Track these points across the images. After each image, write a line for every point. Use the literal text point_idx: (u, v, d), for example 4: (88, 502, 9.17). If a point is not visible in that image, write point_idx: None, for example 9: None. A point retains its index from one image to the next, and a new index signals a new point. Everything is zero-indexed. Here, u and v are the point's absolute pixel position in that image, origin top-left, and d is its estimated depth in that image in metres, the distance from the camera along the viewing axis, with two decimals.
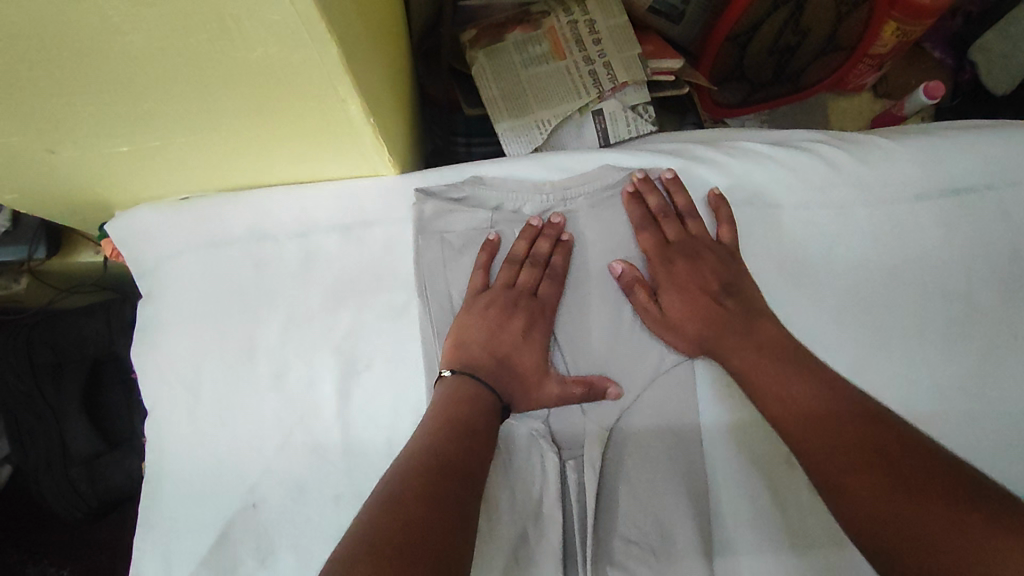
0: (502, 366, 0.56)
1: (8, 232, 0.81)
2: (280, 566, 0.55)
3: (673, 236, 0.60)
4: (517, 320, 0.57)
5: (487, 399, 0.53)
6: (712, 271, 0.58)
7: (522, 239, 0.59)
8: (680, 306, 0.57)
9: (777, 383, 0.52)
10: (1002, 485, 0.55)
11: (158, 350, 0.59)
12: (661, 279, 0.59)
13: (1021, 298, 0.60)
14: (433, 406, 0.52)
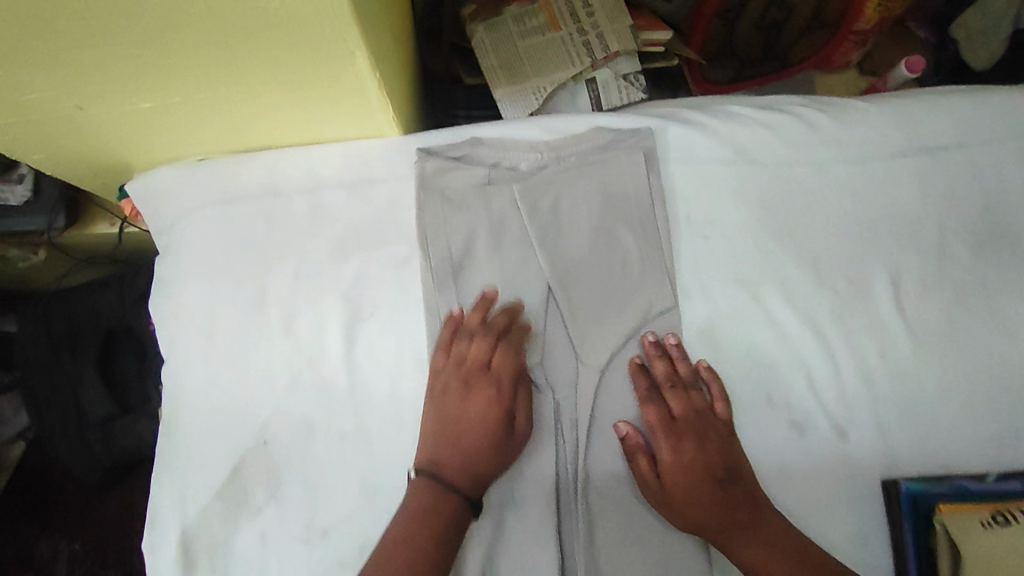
0: (469, 452, 0.57)
1: (29, 202, 0.84)
2: (289, 497, 0.59)
3: (680, 415, 0.58)
4: (473, 399, 0.58)
5: (456, 498, 0.55)
6: (718, 453, 0.57)
7: (475, 311, 0.60)
8: (681, 480, 0.56)
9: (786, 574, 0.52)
10: (958, 421, 0.61)
11: (174, 300, 0.63)
12: (670, 455, 0.57)
13: (991, 249, 0.63)
14: (400, 521, 0.54)
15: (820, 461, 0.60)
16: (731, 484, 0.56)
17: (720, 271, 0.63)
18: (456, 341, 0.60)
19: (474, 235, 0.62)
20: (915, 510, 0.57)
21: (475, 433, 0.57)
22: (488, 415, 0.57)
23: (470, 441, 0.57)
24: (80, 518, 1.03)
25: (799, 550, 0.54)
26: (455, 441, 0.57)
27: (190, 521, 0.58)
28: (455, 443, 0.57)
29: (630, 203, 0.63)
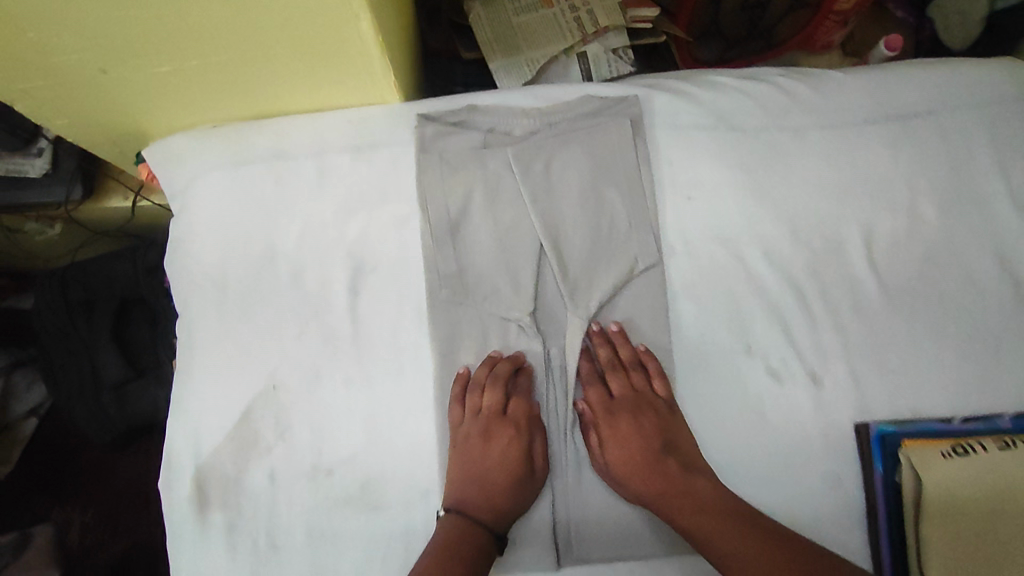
0: (493, 492, 0.60)
1: (48, 174, 0.89)
2: (297, 438, 0.63)
3: (618, 396, 0.64)
4: (494, 445, 0.62)
5: (482, 531, 0.58)
6: (654, 429, 0.62)
7: (481, 367, 0.63)
8: (619, 453, 0.62)
9: (727, 542, 0.56)
10: (924, 369, 0.65)
11: (188, 256, 0.67)
12: (608, 432, 0.63)
13: (957, 209, 0.67)
14: (429, 553, 0.56)
15: (797, 406, 0.64)
16: (666, 455, 0.61)
17: (702, 229, 0.67)
18: (469, 394, 0.63)
19: (471, 195, 0.66)
20: (885, 449, 0.61)
21: (499, 478, 0.61)
22: (509, 457, 0.61)
23: (493, 482, 0.61)
24: (93, 488, 1.06)
25: (759, 527, 0.56)
26: (481, 484, 0.61)
27: (203, 461, 0.63)
28: (480, 487, 0.60)
29: (617, 166, 0.67)
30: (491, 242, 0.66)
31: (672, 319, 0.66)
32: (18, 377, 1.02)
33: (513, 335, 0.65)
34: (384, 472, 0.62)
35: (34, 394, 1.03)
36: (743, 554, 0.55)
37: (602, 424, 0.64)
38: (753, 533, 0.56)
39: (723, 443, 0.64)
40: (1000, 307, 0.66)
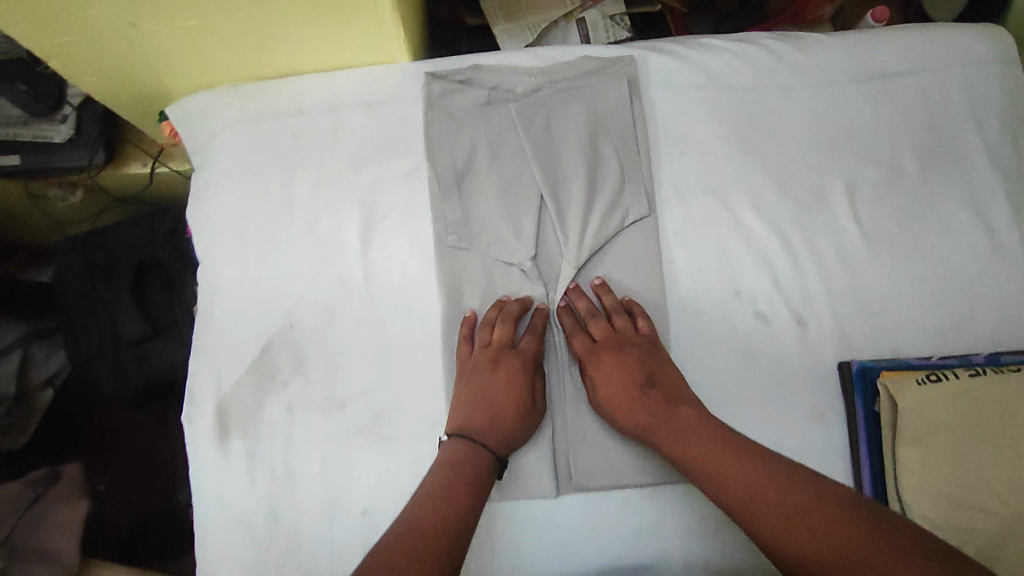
0: (497, 419, 0.62)
1: (72, 139, 0.93)
2: (311, 372, 0.67)
3: (601, 339, 0.65)
4: (500, 372, 0.64)
5: (486, 454, 0.60)
6: (636, 363, 0.63)
7: (492, 308, 0.67)
8: (607, 392, 0.63)
9: (715, 458, 0.55)
10: (903, 312, 0.69)
11: (209, 206, 0.71)
12: (593, 372, 0.64)
13: (936, 163, 0.71)
14: (435, 472, 0.59)
15: (782, 346, 0.68)
16: (650, 388, 0.62)
17: (694, 181, 0.71)
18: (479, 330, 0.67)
19: (475, 149, 0.70)
20: (865, 381, 0.65)
21: (504, 407, 0.63)
22: (514, 388, 0.63)
23: (498, 410, 0.63)
24: (113, 450, 1.14)
25: (742, 444, 0.56)
26: (486, 411, 0.63)
27: (224, 394, 0.67)
28: (486, 414, 0.63)
29: (613, 121, 0.71)
30: (495, 192, 0.69)
31: (666, 264, 0.69)
32: (36, 348, 1.06)
33: (515, 279, 0.69)
34: (394, 405, 0.67)
35: (51, 364, 1.08)
36: (722, 471, 0.54)
37: (589, 367, 0.65)
38: (739, 450, 0.55)
39: (714, 381, 0.67)
40: (976, 255, 0.69)
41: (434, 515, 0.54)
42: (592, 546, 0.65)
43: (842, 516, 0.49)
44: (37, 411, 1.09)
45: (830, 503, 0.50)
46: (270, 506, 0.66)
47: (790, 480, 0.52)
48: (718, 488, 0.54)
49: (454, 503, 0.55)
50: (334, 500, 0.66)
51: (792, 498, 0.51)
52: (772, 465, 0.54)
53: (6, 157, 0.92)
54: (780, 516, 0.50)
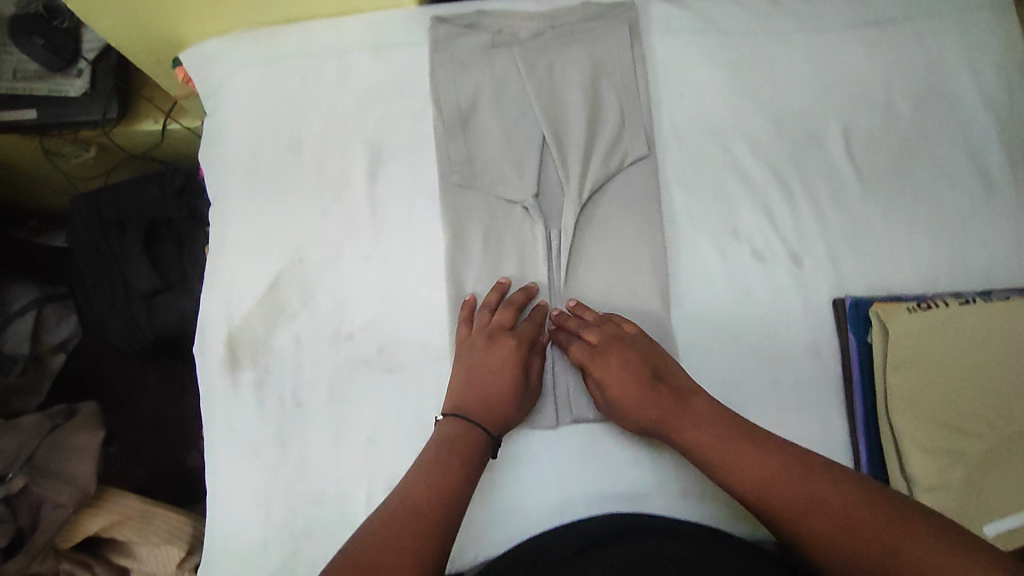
0: (494, 395, 0.61)
1: (87, 94, 0.95)
2: (319, 306, 0.69)
3: (597, 337, 0.63)
4: (498, 350, 0.63)
5: (482, 427, 0.59)
6: (639, 359, 0.61)
7: (491, 293, 0.66)
8: (617, 394, 0.61)
9: (732, 457, 0.54)
10: (901, 251, 0.69)
11: (221, 146, 0.73)
12: (597, 374, 0.62)
13: (932, 107, 0.73)
14: (430, 448, 0.57)
15: (782, 283, 0.69)
16: (656, 383, 0.60)
17: (692, 124, 0.73)
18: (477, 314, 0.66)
19: (479, 90, 0.72)
20: (858, 314, 0.66)
21: (500, 385, 0.61)
22: (511, 366, 0.62)
23: (494, 387, 0.61)
24: (126, 409, 1.19)
25: (749, 435, 0.55)
26: (483, 388, 0.61)
27: (234, 325, 0.69)
28: (483, 388, 0.61)
29: (614, 66, 0.73)
30: (497, 132, 0.71)
31: (665, 203, 0.71)
32: (50, 312, 1.13)
33: (517, 217, 0.70)
34: (398, 337, 0.68)
35: (64, 328, 1.16)
36: (736, 466, 0.53)
37: (595, 371, 0.62)
38: (749, 444, 0.54)
39: (713, 316, 0.68)
40: (970, 197, 0.71)
41: (430, 490, 0.53)
42: (589, 474, 0.66)
43: (852, 497, 0.48)
44: (48, 373, 1.14)
45: (841, 484, 0.50)
46: (277, 433, 0.67)
47: (804, 467, 0.51)
48: (732, 484, 0.54)
49: (451, 478, 0.54)
50: (339, 428, 0.66)
51: (804, 486, 0.50)
52: (783, 452, 0.53)
53: (22, 109, 0.94)
54: (794, 508, 0.49)
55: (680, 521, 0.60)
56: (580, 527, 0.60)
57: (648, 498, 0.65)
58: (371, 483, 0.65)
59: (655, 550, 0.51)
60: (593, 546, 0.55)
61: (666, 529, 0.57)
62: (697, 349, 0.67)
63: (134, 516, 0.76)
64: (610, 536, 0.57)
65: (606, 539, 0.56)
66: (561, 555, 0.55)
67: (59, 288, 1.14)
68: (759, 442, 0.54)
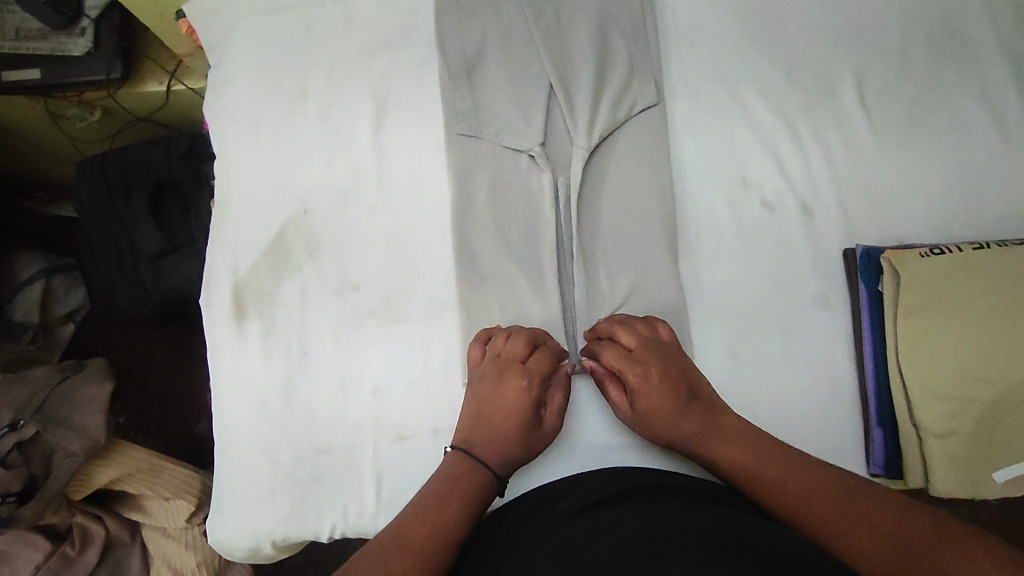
0: (496, 437, 0.59)
1: (91, 54, 0.95)
2: (325, 257, 0.69)
3: (637, 343, 0.61)
4: (506, 389, 0.60)
5: (482, 471, 0.58)
6: (678, 373, 0.60)
7: (512, 327, 0.64)
8: (651, 405, 0.59)
9: (772, 472, 0.54)
10: (915, 200, 0.68)
11: (225, 96, 0.73)
12: (635, 383, 0.60)
13: (946, 53, 0.72)
14: (431, 483, 0.58)
15: (791, 231, 0.68)
16: (694, 398, 0.59)
17: (702, 73, 0.72)
18: (493, 342, 0.63)
19: (486, 39, 0.71)
20: (869, 261, 0.65)
21: (504, 430, 0.59)
22: (513, 406, 0.60)
23: (498, 428, 0.60)
24: (133, 379, 1.19)
25: (782, 451, 0.56)
26: (487, 431, 0.60)
27: (241, 276, 0.68)
28: (487, 428, 0.60)
29: (621, 15, 0.72)
30: (504, 82, 0.71)
31: (674, 153, 0.70)
32: (59, 282, 1.15)
33: (523, 166, 0.69)
34: (405, 289, 0.67)
35: (73, 298, 1.17)
36: (775, 478, 0.54)
37: (632, 380, 0.60)
38: (785, 458, 0.55)
39: (720, 265, 0.67)
40: (986, 144, 0.70)
41: (425, 526, 0.54)
42: (595, 426, 0.64)
43: (898, 510, 0.50)
44: (58, 343, 1.16)
45: (880, 497, 0.51)
46: (285, 384, 0.66)
47: (847, 483, 0.53)
48: (768, 497, 0.54)
49: (444, 514, 0.55)
50: (347, 378, 0.66)
51: (850, 501, 0.51)
52: (822, 468, 0.54)
53: (25, 69, 0.94)
54: (838, 513, 0.51)
55: (685, 478, 0.58)
56: (590, 480, 0.58)
57: (650, 449, 0.63)
58: (379, 433, 0.65)
59: (677, 513, 0.48)
60: (603, 504, 0.53)
61: (686, 493, 0.55)
62: (705, 298, 0.66)
63: (143, 468, 0.76)
64: (622, 495, 0.54)
65: (619, 498, 0.54)
66: (571, 509, 0.53)
67: (67, 260, 1.16)
68: (794, 457, 0.55)
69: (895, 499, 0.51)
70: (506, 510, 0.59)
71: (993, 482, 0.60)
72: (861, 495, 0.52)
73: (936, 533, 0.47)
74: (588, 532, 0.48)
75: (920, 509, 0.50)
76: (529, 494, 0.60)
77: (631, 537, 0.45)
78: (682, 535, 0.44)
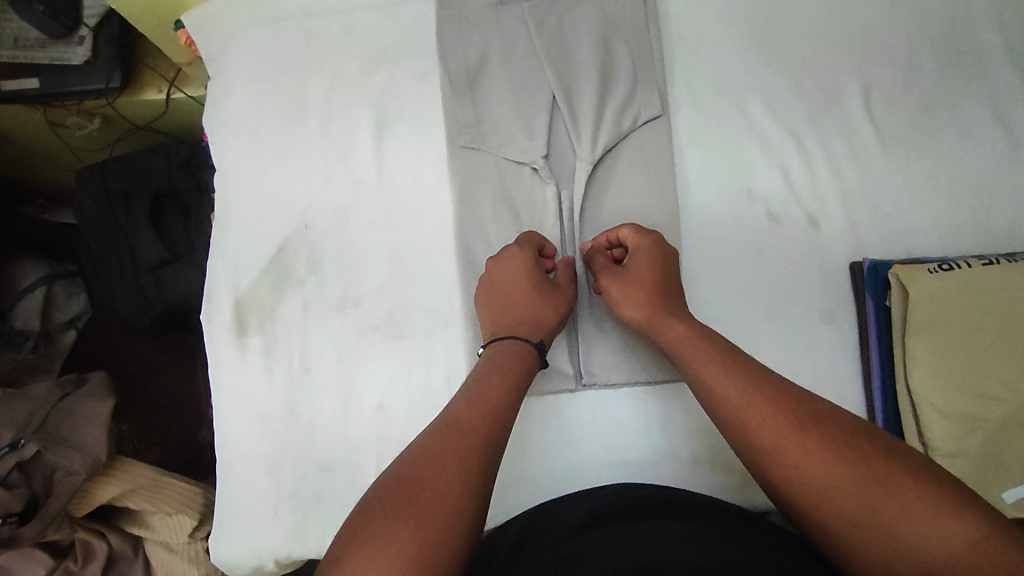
0: (520, 306, 0.61)
1: (90, 63, 0.94)
2: (327, 272, 0.68)
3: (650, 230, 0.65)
4: (507, 261, 0.62)
5: (521, 343, 0.58)
6: (674, 264, 0.62)
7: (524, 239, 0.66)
8: (644, 267, 0.61)
9: (724, 367, 0.53)
10: (923, 212, 0.68)
11: (224, 109, 0.72)
12: (642, 247, 0.62)
13: (954, 63, 0.71)
14: (472, 372, 0.56)
15: (797, 245, 0.67)
16: (674, 288, 0.61)
17: (707, 83, 0.71)
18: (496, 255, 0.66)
19: (487, 48, 0.71)
20: (876, 276, 0.64)
21: (529, 300, 0.61)
22: (522, 272, 0.61)
23: (520, 300, 0.61)
24: (134, 388, 1.18)
25: (739, 356, 0.54)
26: (507, 303, 0.61)
27: (242, 292, 0.68)
28: (510, 305, 0.61)
29: (625, 25, 0.71)
30: (507, 92, 0.70)
31: (679, 164, 0.69)
32: (59, 289, 1.14)
33: (526, 179, 0.69)
34: (406, 304, 0.66)
35: (74, 305, 1.17)
36: (725, 382, 0.52)
37: (641, 242, 0.63)
38: (744, 362, 0.53)
39: (725, 278, 0.66)
40: (995, 154, 0.69)
41: (476, 416, 0.51)
42: (597, 443, 0.65)
43: (792, 435, 0.47)
44: (60, 351, 1.15)
45: (785, 414, 0.48)
46: (286, 401, 0.66)
47: (751, 399, 0.50)
48: (718, 390, 0.52)
49: (492, 400, 0.53)
50: (349, 395, 0.65)
51: (740, 422, 0.50)
52: (742, 377, 0.52)
53: (24, 79, 0.93)
54: (790, 414, 0.48)
55: (693, 495, 0.58)
56: (594, 498, 0.58)
57: (655, 466, 0.64)
58: (381, 451, 0.64)
59: (701, 533, 0.48)
60: (607, 520, 0.52)
61: (687, 510, 0.54)
62: (710, 311, 0.65)
63: (146, 484, 0.76)
64: (637, 505, 0.55)
65: (622, 514, 0.53)
66: (572, 526, 0.53)
67: (69, 267, 1.16)
68: (755, 365, 0.53)
69: (805, 417, 0.48)
70: (513, 521, 0.59)
71: (1002, 502, 0.57)
72: (825, 407, 0.49)
73: (813, 472, 0.45)
74: (580, 551, 0.47)
75: (837, 434, 0.47)
76: (531, 510, 0.60)
77: (631, 540, 0.47)
78: (689, 537, 0.47)
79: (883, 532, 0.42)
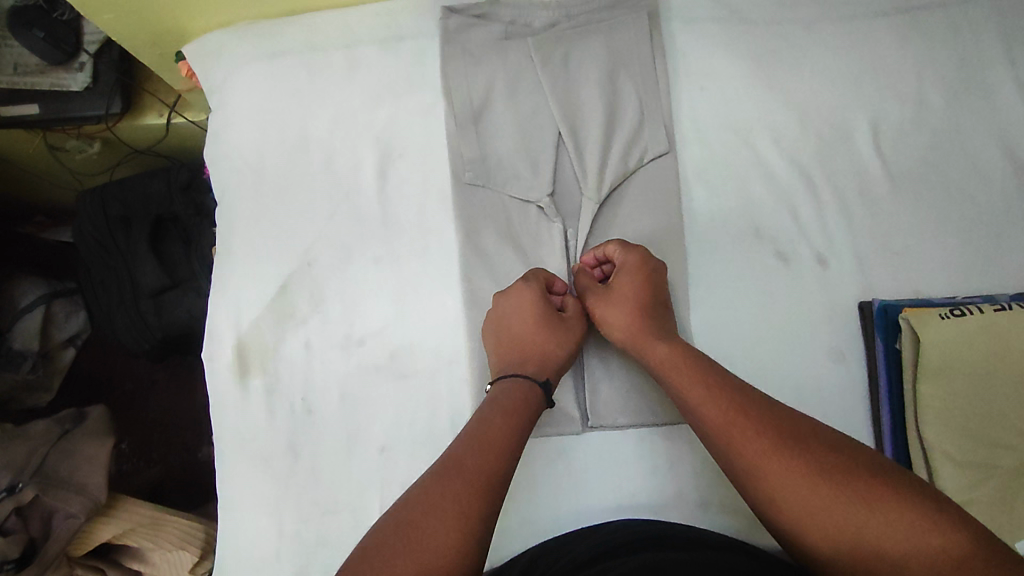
0: (530, 345, 0.60)
1: (90, 89, 0.93)
2: (330, 310, 0.67)
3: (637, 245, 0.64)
4: (515, 298, 0.61)
5: (526, 383, 0.58)
6: (659, 277, 0.62)
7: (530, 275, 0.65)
8: (627, 285, 0.60)
9: (704, 384, 0.53)
10: (933, 250, 0.67)
11: (227, 144, 0.72)
12: (626, 264, 0.61)
13: (964, 98, 0.70)
14: (477, 411, 0.56)
15: (805, 284, 0.66)
16: (660, 303, 0.61)
17: (714, 119, 0.70)
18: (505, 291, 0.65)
19: (492, 83, 0.70)
20: (886, 319, 0.63)
21: (537, 340, 0.60)
22: (529, 308, 0.60)
23: (528, 339, 0.60)
24: (133, 411, 1.18)
25: (718, 372, 0.55)
26: (513, 338, 0.61)
27: (243, 331, 0.67)
28: (517, 345, 0.60)
29: (630, 59, 0.71)
30: (512, 128, 0.69)
31: (687, 200, 0.68)
32: (59, 307, 1.12)
33: (532, 218, 0.68)
34: (409, 343, 0.66)
35: (73, 323, 1.15)
36: (704, 400, 0.53)
37: (626, 259, 0.62)
38: (723, 379, 0.54)
39: (734, 317, 0.65)
40: (1006, 192, 0.68)
41: (480, 458, 0.51)
42: (604, 483, 0.64)
43: (772, 454, 0.48)
44: (57, 369, 1.14)
45: (765, 432, 0.49)
46: (289, 441, 0.65)
47: (732, 418, 0.50)
48: (696, 409, 0.53)
49: (495, 442, 0.52)
50: (352, 436, 0.64)
51: (719, 439, 0.51)
52: (721, 395, 0.52)
53: (23, 105, 0.92)
54: (767, 432, 0.49)
55: (705, 534, 0.57)
56: (600, 533, 0.57)
57: (663, 506, 0.63)
58: (386, 494, 0.63)
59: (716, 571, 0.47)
60: (608, 556, 0.53)
61: (695, 544, 0.54)
62: (719, 350, 0.64)
63: (144, 523, 0.76)
64: (643, 540, 0.55)
65: (627, 548, 0.53)
66: (578, 559, 0.53)
67: (69, 283, 1.13)
68: (735, 382, 0.54)
69: (783, 438, 0.49)
70: (519, 555, 0.59)
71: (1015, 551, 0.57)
72: (804, 426, 0.50)
73: (792, 492, 0.47)
74: None
75: (815, 453, 0.48)
76: (537, 546, 0.59)
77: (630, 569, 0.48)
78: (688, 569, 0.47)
79: (863, 548, 0.44)
